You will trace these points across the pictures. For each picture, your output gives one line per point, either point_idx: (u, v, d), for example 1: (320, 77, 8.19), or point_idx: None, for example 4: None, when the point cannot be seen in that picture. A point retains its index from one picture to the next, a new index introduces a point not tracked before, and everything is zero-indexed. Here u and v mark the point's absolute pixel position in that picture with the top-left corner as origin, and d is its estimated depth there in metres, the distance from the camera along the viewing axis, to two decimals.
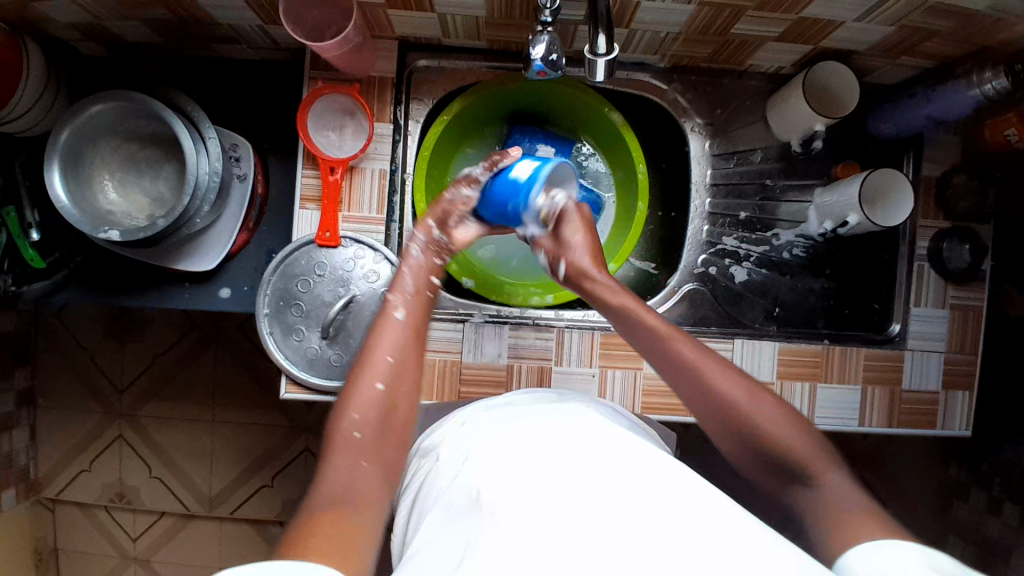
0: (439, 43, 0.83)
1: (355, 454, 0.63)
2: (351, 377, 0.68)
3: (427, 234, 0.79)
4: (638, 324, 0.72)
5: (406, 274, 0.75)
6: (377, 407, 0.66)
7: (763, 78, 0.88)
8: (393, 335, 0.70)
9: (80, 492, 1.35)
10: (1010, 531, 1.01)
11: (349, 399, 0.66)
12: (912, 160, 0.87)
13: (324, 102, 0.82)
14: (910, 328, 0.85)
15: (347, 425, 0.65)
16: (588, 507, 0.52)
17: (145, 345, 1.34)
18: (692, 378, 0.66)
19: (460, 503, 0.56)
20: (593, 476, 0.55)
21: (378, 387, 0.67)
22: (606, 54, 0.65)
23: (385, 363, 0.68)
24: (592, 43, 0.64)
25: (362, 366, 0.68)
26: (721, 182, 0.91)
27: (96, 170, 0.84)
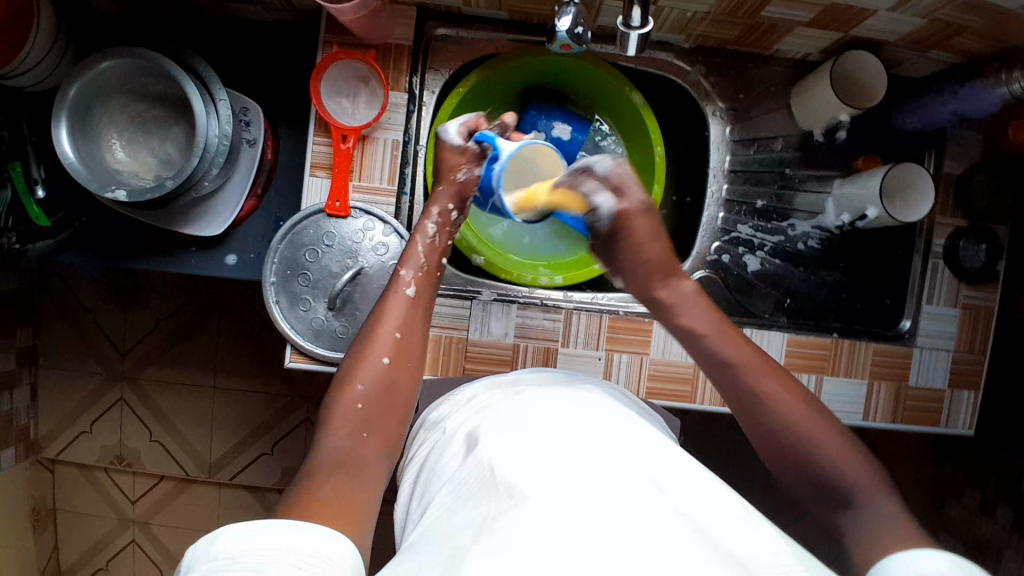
0: (460, 11, 0.81)
1: (357, 426, 0.63)
2: (358, 348, 0.68)
3: (443, 210, 0.79)
4: (710, 340, 0.69)
5: (418, 251, 0.76)
6: (381, 382, 0.66)
7: (788, 63, 0.86)
8: (404, 314, 0.71)
9: (81, 453, 1.36)
10: (1002, 532, 1.01)
11: (354, 369, 0.66)
12: (934, 156, 0.86)
13: (338, 68, 0.80)
14: (920, 326, 0.84)
15: (350, 396, 0.65)
16: (596, 489, 0.52)
17: (148, 309, 1.34)
18: (729, 368, 0.66)
19: (470, 481, 0.57)
20: (600, 460, 0.55)
21: (384, 360, 0.67)
22: (640, 28, 0.64)
23: (392, 339, 0.69)
24: (626, 16, 0.63)
25: (370, 341, 0.69)
26: (739, 169, 0.89)
27: (104, 128, 0.83)
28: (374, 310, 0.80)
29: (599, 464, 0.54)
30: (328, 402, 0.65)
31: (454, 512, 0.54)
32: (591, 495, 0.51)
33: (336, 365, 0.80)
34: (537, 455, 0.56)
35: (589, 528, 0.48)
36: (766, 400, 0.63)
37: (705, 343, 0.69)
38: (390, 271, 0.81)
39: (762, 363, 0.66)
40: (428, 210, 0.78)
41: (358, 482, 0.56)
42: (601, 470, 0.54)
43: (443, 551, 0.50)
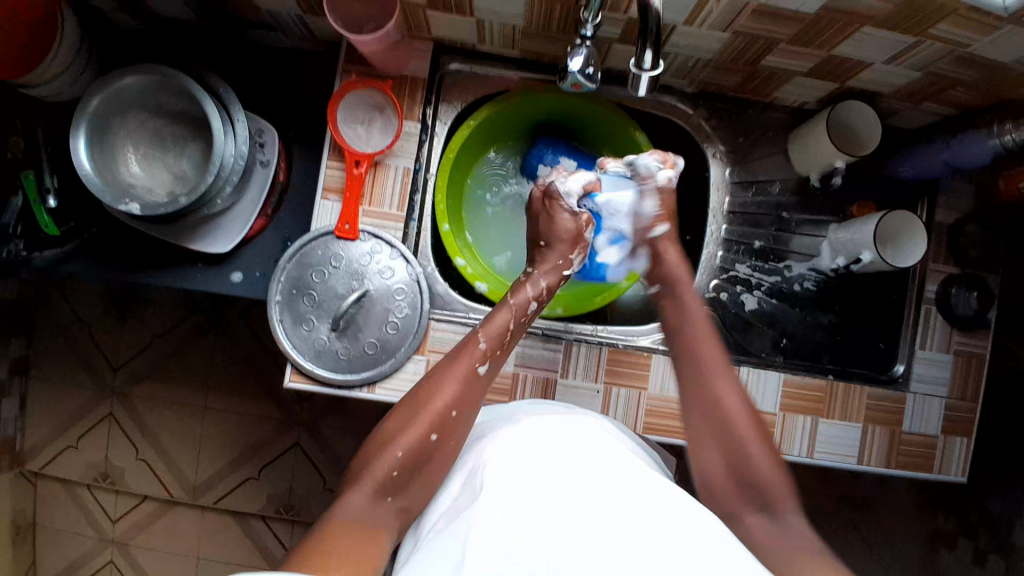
0: (474, 48, 0.85)
1: (382, 489, 0.64)
2: (409, 412, 0.68)
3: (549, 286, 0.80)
4: (728, 416, 0.70)
5: (501, 324, 0.75)
6: (423, 454, 0.65)
7: (787, 111, 0.89)
8: (466, 389, 0.70)
9: (64, 468, 1.33)
10: None
11: (399, 435, 0.66)
12: (926, 206, 0.88)
13: (356, 96, 0.83)
14: (914, 370, 0.86)
15: (388, 461, 0.65)
16: (599, 524, 0.53)
17: (145, 324, 1.34)
18: (724, 417, 0.70)
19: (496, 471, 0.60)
20: (609, 501, 0.56)
21: (431, 436, 0.66)
22: (650, 69, 0.66)
23: (446, 415, 0.68)
24: (638, 58, 0.65)
25: (424, 411, 0.67)
26: (737, 211, 0.92)
27: (121, 142, 0.85)
28: (377, 332, 0.81)
29: (609, 506, 0.55)
30: (366, 455, 0.66)
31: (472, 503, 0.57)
32: (597, 534, 0.52)
33: (335, 386, 0.80)
34: (545, 475, 0.57)
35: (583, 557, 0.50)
36: (719, 396, 0.71)
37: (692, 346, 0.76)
38: (395, 294, 0.82)
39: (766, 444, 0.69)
40: (533, 281, 0.79)
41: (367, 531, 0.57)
42: (608, 510, 0.54)
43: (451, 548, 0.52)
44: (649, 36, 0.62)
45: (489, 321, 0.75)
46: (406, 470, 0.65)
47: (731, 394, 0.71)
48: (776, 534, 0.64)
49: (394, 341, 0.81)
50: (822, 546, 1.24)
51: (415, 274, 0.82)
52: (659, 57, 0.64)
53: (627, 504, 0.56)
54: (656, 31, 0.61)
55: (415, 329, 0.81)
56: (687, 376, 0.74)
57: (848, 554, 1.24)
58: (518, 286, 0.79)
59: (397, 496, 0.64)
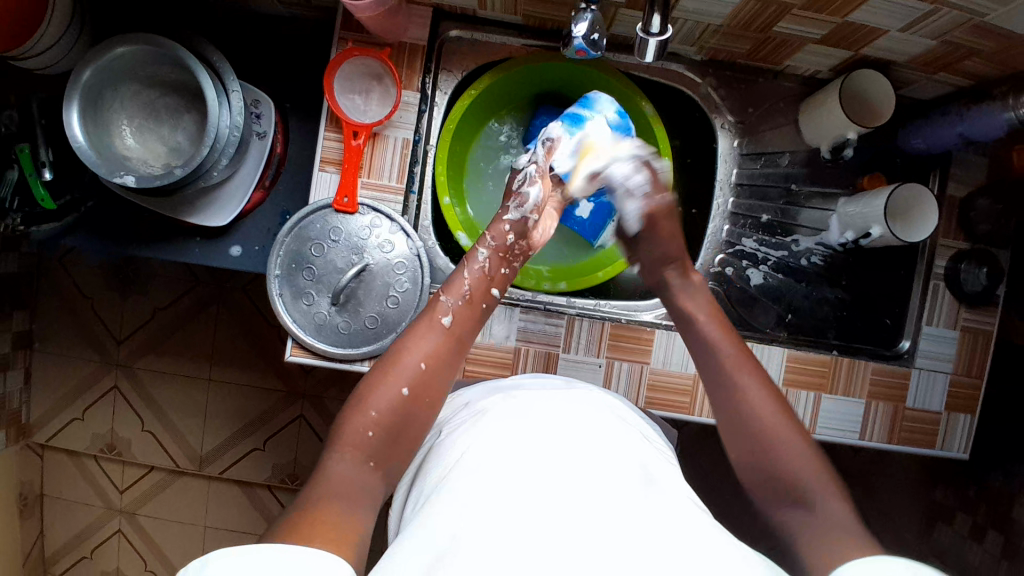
0: (475, 14, 0.82)
1: (365, 453, 0.64)
2: (378, 372, 0.69)
3: (496, 237, 0.78)
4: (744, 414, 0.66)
5: (463, 280, 0.75)
6: (395, 414, 0.66)
7: (798, 81, 0.87)
8: (431, 343, 0.71)
9: (71, 440, 1.35)
10: (991, 557, 1.02)
11: (371, 393, 0.67)
12: (938, 177, 0.86)
13: (353, 64, 0.80)
14: (919, 347, 0.84)
15: (361, 421, 0.65)
16: (590, 489, 0.55)
17: (148, 298, 1.33)
18: (739, 414, 0.66)
19: (457, 473, 0.60)
20: (603, 475, 0.57)
21: (402, 392, 0.67)
22: (659, 35, 0.64)
23: (415, 368, 0.69)
24: (646, 21, 0.63)
25: (394, 364, 0.69)
26: (745, 183, 0.90)
27: (115, 114, 0.83)
28: (377, 306, 0.80)
29: (601, 475, 0.57)
30: (342, 416, 0.67)
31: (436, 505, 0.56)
32: (592, 502, 0.53)
33: (336, 360, 0.80)
34: (515, 464, 0.57)
35: (561, 527, 0.51)
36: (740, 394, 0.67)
37: (710, 339, 0.73)
38: (395, 269, 0.81)
39: (789, 435, 0.63)
40: (489, 230, 0.78)
41: (355, 514, 0.58)
42: (600, 482, 0.56)
43: (420, 548, 0.51)
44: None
45: (454, 282, 0.75)
46: (387, 464, 0.65)
47: (752, 381, 0.68)
48: (779, 535, 0.61)
49: (395, 315, 0.81)
50: None
51: (416, 249, 0.81)
52: (666, 22, 0.63)
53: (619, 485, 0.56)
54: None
55: (416, 304, 0.81)
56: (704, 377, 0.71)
57: None
58: (473, 250, 0.78)
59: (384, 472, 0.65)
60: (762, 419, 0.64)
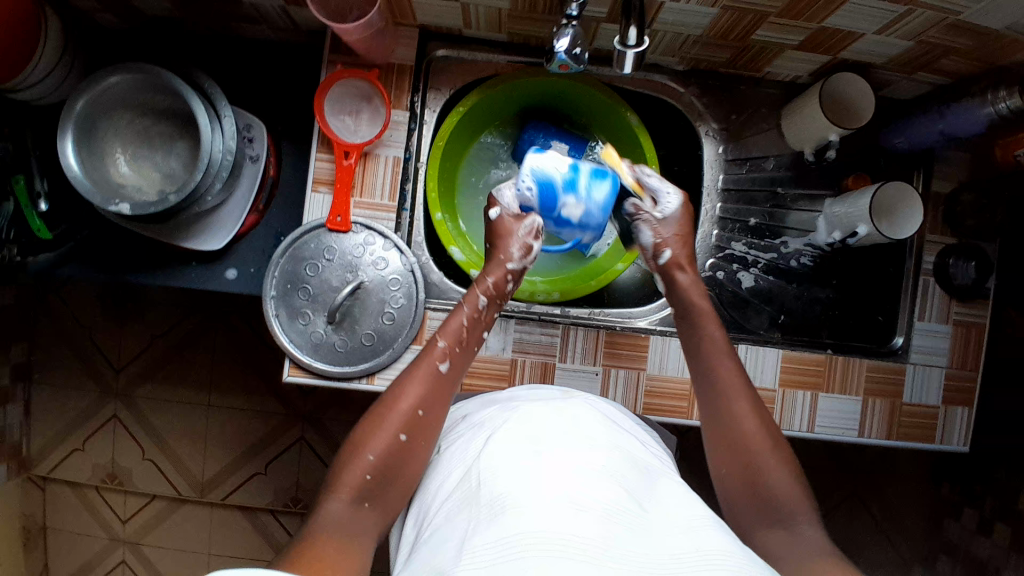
0: (460, 33, 0.83)
1: (359, 494, 0.64)
2: (373, 418, 0.69)
3: (498, 280, 0.79)
4: (736, 436, 0.68)
5: (460, 325, 0.76)
6: (394, 457, 0.66)
7: (779, 86, 0.88)
8: (428, 386, 0.71)
9: (72, 471, 1.34)
10: (1000, 550, 1.02)
11: (368, 438, 0.67)
12: (923, 176, 0.87)
13: (342, 86, 0.82)
14: (912, 342, 0.85)
15: (360, 465, 0.66)
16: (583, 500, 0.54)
17: (145, 325, 1.34)
18: (732, 436, 0.68)
19: (455, 499, 0.59)
20: (593, 483, 0.56)
21: (400, 436, 0.67)
22: (636, 46, 0.65)
23: (411, 414, 0.69)
24: (623, 35, 0.64)
25: (390, 410, 0.69)
26: (732, 187, 0.90)
27: (109, 143, 0.84)
28: (373, 323, 0.81)
29: (590, 484, 0.56)
30: (339, 462, 0.67)
31: (429, 539, 0.56)
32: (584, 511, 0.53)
33: (334, 379, 0.81)
34: (512, 476, 0.57)
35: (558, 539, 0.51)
36: (732, 404, 0.70)
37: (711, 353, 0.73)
38: (390, 285, 0.82)
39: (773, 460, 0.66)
40: (482, 279, 0.78)
41: None
42: (591, 491, 0.55)
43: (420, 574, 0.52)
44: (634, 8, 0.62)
45: (450, 324, 0.76)
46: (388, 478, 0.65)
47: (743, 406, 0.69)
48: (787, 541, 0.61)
49: (391, 331, 0.81)
50: (828, 516, 1.28)
51: (410, 264, 0.82)
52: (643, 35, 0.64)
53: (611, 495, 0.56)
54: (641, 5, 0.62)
55: (412, 321, 0.81)
56: (704, 391, 0.72)
57: (852, 526, 1.28)
58: (470, 292, 0.79)
59: (373, 503, 0.65)
60: (751, 446, 0.67)
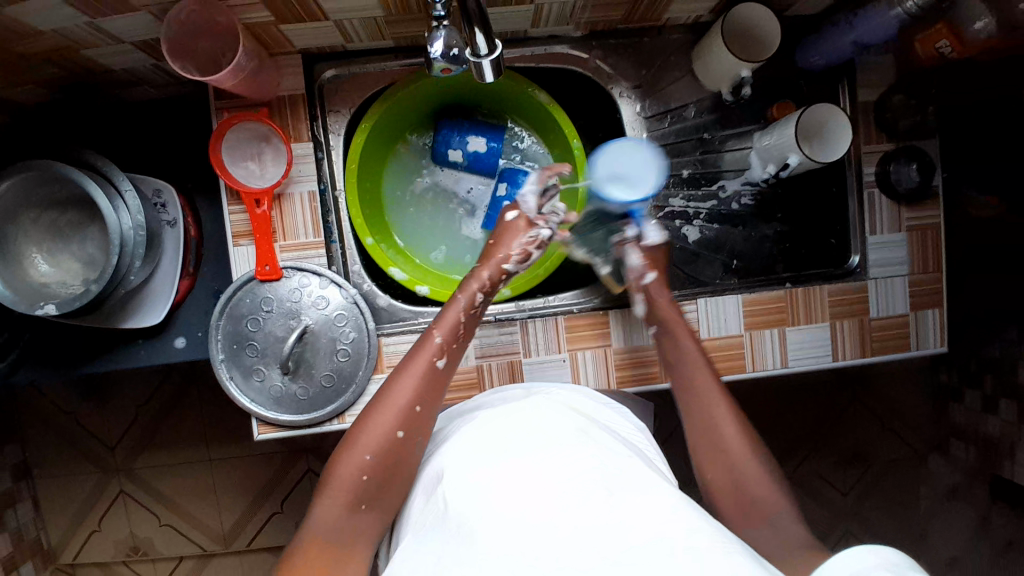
0: (344, 49, 0.80)
1: (355, 498, 0.64)
2: (367, 415, 0.68)
3: (493, 275, 0.77)
4: (719, 437, 0.71)
5: (455, 318, 0.74)
6: (391, 455, 0.65)
7: (685, 29, 0.85)
8: (422, 383, 0.69)
9: (96, 552, 1.35)
10: (1010, 427, 1.02)
11: (363, 436, 0.66)
12: (847, 88, 0.85)
13: (236, 132, 0.79)
14: (869, 258, 0.84)
15: (357, 463, 0.65)
16: (555, 505, 0.53)
17: (125, 399, 1.32)
18: (713, 439, 0.72)
19: (426, 524, 0.58)
20: (567, 480, 0.56)
21: (397, 433, 0.66)
22: (489, 54, 0.62)
23: (409, 410, 0.68)
24: (473, 46, 0.61)
25: (387, 408, 0.67)
26: (658, 144, 0.87)
27: (23, 247, 0.81)
28: (329, 363, 0.80)
29: (561, 483, 0.55)
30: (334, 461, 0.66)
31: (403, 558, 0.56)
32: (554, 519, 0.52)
33: (304, 427, 0.80)
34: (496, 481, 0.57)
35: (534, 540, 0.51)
36: (709, 403, 0.73)
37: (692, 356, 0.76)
38: (336, 321, 0.80)
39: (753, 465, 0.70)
40: (477, 275, 0.77)
41: None
42: (563, 492, 0.55)
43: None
44: (473, 16, 0.58)
45: (443, 316, 0.74)
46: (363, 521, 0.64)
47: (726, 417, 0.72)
48: None
49: (349, 367, 0.80)
50: (836, 423, 1.31)
51: (351, 296, 0.80)
52: (492, 39, 0.61)
53: (581, 492, 0.55)
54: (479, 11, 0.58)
55: (368, 351, 0.80)
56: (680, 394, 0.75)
57: (860, 428, 1.31)
58: (466, 283, 0.77)
59: (371, 504, 0.64)
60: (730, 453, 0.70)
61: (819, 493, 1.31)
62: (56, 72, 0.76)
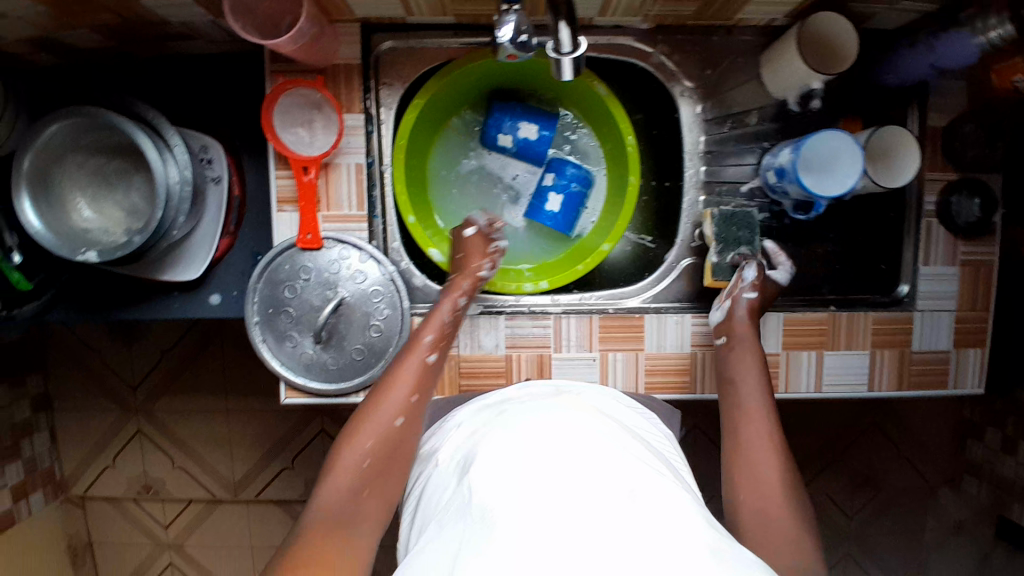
0: (405, 21, 0.78)
1: (358, 483, 0.63)
2: (366, 408, 0.68)
3: (469, 284, 0.79)
4: (745, 467, 0.67)
5: (441, 316, 0.75)
6: (391, 443, 0.66)
7: (756, 31, 0.82)
8: (418, 375, 0.71)
9: (108, 487, 1.39)
10: None
11: (365, 424, 0.66)
12: (917, 112, 0.81)
13: (289, 97, 0.78)
14: (919, 288, 0.82)
15: (359, 450, 0.65)
16: (587, 508, 0.52)
17: (150, 344, 1.35)
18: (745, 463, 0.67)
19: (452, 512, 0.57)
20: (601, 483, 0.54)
21: (396, 421, 0.67)
22: (571, 51, 0.60)
23: (406, 401, 0.69)
24: (557, 40, 0.59)
25: (385, 396, 0.68)
26: (714, 148, 0.85)
27: (67, 190, 0.81)
28: (361, 337, 0.80)
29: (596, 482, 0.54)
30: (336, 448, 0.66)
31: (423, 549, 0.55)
32: (582, 524, 0.50)
33: (330, 397, 0.80)
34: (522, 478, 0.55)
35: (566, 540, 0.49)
36: (748, 421, 0.70)
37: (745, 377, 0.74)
38: (372, 297, 0.80)
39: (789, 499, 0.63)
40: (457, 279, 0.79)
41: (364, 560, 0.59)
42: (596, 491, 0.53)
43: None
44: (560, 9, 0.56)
45: (432, 315, 0.76)
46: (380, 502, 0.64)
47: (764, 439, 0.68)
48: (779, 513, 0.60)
49: (380, 344, 0.80)
50: (850, 445, 1.29)
51: (388, 274, 0.80)
52: (577, 35, 0.58)
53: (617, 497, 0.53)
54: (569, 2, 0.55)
55: (399, 329, 0.80)
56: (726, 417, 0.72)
57: (875, 455, 1.29)
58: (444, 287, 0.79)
59: (373, 490, 0.64)
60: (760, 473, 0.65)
61: (826, 513, 1.30)
62: (112, 20, 0.76)
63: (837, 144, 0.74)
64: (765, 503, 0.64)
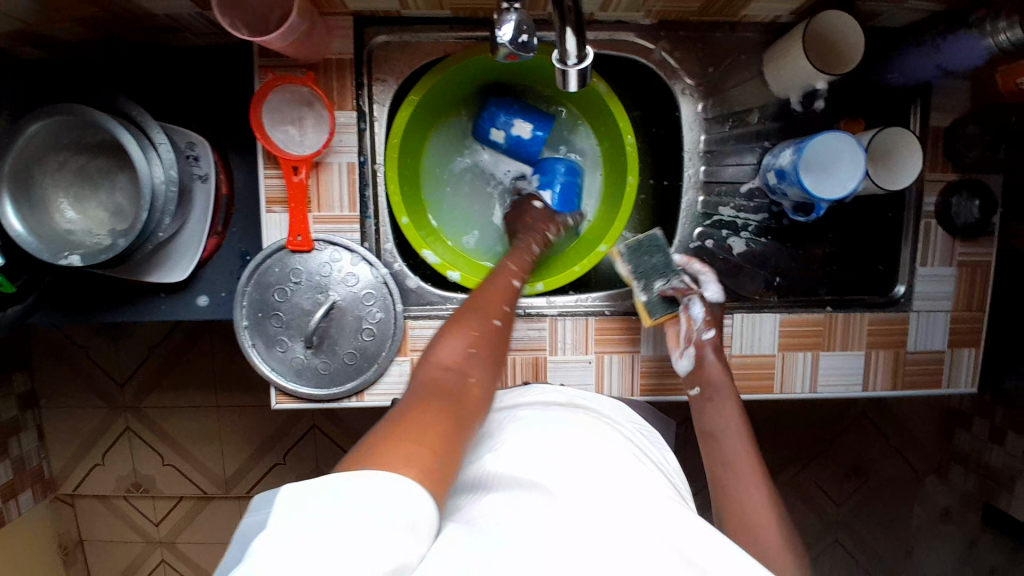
0: (399, 14, 0.75)
1: (448, 384, 0.55)
2: (453, 322, 0.62)
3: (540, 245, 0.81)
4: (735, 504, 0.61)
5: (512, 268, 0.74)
6: (478, 358, 0.59)
7: (759, 28, 0.80)
8: (499, 308, 0.66)
9: (97, 485, 1.37)
10: (1011, 459, 1.02)
11: (452, 339, 0.60)
12: (920, 111, 0.81)
13: (278, 94, 0.75)
14: (915, 289, 0.82)
15: (448, 359, 0.57)
16: (639, 520, 0.46)
17: (138, 341, 1.32)
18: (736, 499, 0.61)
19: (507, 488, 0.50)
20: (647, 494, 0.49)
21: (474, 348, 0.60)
22: (577, 63, 0.57)
23: (493, 324, 0.63)
24: (562, 51, 0.56)
25: (472, 317, 0.63)
26: (715, 147, 0.84)
27: (49, 190, 0.78)
28: (354, 341, 0.78)
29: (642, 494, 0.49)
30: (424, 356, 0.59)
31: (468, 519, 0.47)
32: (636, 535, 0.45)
33: (321, 401, 0.79)
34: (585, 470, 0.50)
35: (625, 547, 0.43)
36: (737, 466, 0.65)
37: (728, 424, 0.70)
38: (364, 300, 0.78)
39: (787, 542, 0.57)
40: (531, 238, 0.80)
41: None
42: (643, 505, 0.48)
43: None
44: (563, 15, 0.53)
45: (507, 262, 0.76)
46: None
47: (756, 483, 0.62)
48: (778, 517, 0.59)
49: (373, 347, 0.78)
50: (840, 437, 1.30)
51: (381, 276, 0.78)
52: (583, 45, 0.56)
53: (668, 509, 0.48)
54: (575, 10, 0.53)
55: (393, 333, 0.78)
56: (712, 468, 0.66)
57: (863, 446, 1.30)
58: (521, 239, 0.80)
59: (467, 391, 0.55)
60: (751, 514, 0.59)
61: (815, 503, 1.31)
62: (93, 11, 0.73)
63: (840, 147, 0.73)
64: (766, 526, 0.58)
